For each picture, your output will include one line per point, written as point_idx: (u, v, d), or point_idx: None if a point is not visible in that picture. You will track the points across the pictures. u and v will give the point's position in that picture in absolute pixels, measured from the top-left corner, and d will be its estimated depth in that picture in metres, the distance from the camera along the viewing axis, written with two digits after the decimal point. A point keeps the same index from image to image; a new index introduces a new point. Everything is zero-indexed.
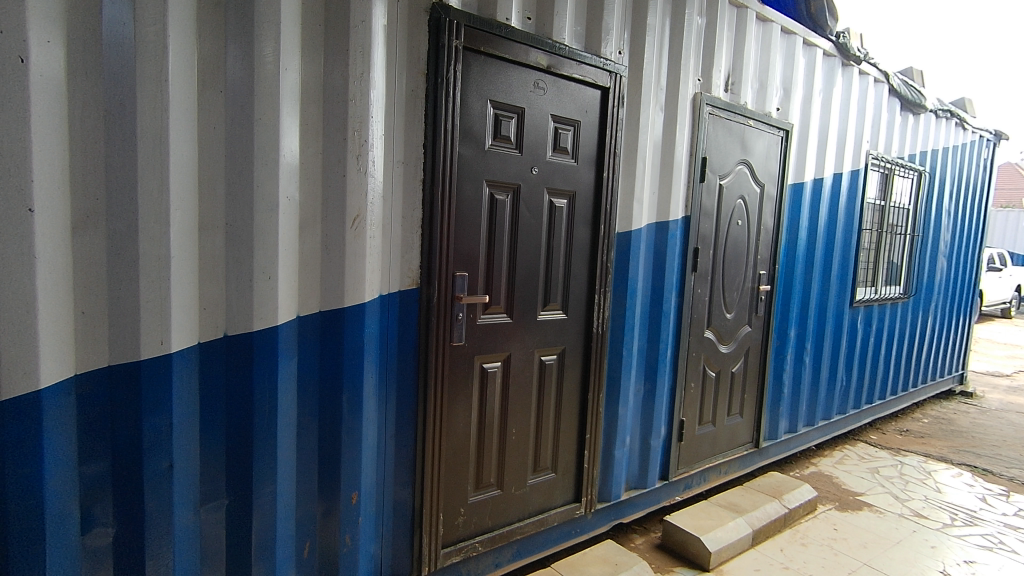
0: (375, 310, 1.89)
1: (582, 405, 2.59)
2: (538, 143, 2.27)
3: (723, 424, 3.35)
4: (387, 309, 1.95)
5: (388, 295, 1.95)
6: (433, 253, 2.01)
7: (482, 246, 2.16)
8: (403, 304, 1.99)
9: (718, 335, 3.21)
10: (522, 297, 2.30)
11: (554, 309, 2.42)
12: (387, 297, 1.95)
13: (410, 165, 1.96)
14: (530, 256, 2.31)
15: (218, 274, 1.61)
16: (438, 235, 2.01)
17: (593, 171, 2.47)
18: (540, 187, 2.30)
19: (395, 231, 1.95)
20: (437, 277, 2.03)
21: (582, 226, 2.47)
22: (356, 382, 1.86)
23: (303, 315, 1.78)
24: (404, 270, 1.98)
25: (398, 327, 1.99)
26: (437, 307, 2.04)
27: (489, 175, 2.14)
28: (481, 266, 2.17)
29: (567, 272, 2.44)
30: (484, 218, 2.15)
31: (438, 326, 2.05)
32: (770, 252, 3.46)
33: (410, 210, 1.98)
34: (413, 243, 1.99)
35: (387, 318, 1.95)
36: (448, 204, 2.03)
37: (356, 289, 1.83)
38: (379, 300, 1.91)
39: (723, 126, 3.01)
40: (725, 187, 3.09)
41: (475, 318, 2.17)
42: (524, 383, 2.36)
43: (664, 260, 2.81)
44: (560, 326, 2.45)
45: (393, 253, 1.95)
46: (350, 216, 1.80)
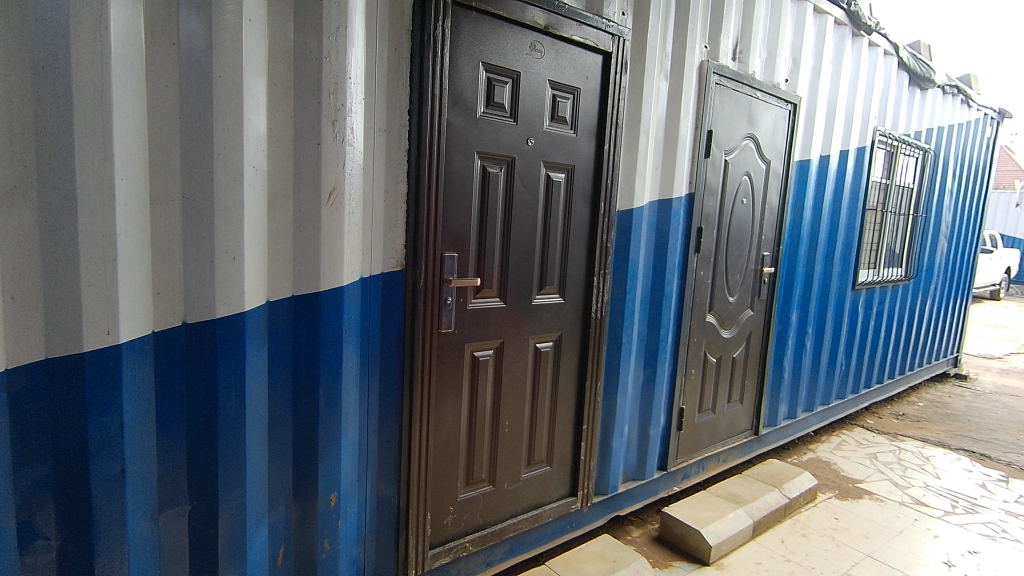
0: (354, 295, 1.71)
1: (579, 394, 2.45)
2: (535, 112, 2.08)
3: (723, 412, 3.23)
4: (368, 294, 1.77)
5: (369, 278, 1.77)
6: (419, 231, 1.82)
7: (472, 225, 1.98)
8: (386, 289, 1.82)
9: (719, 319, 3.07)
10: (516, 280, 2.13)
11: (550, 293, 2.25)
12: (368, 281, 1.77)
13: (393, 133, 1.76)
14: (525, 236, 2.13)
15: (174, 254, 1.42)
16: (425, 212, 1.83)
17: (593, 144, 2.29)
18: (536, 161, 2.11)
19: (377, 207, 1.76)
20: (424, 258, 1.85)
21: (581, 203, 2.29)
22: (334, 374, 1.69)
23: (274, 300, 1.59)
24: (388, 251, 1.80)
25: (380, 314, 1.81)
26: (423, 291, 1.86)
27: (481, 146, 1.95)
28: (472, 246, 1.99)
29: (565, 253, 2.27)
30: (475, 194, 1.97)
31: (425, 312, 1.87)
32: (774, 232, 3.31)
33: (394, 183, 1.79)
34: (397, 220, 1.81)
35: (368, 303, 1.77)
36: (436, 178, 1.84)
37: (333, 272, 1.65)
38: (359, 284, 1.73)
39: (730, 98, 2.83)
40: (731, 163, 2.91)
41: (465, 303, 2.00)
42: (518, 373, 2.21)
43: (667, 241, 2.65)
44: (556, 312, 2.28)
45: (375, 232, 1.77)
46: (326, 190, 1.61)
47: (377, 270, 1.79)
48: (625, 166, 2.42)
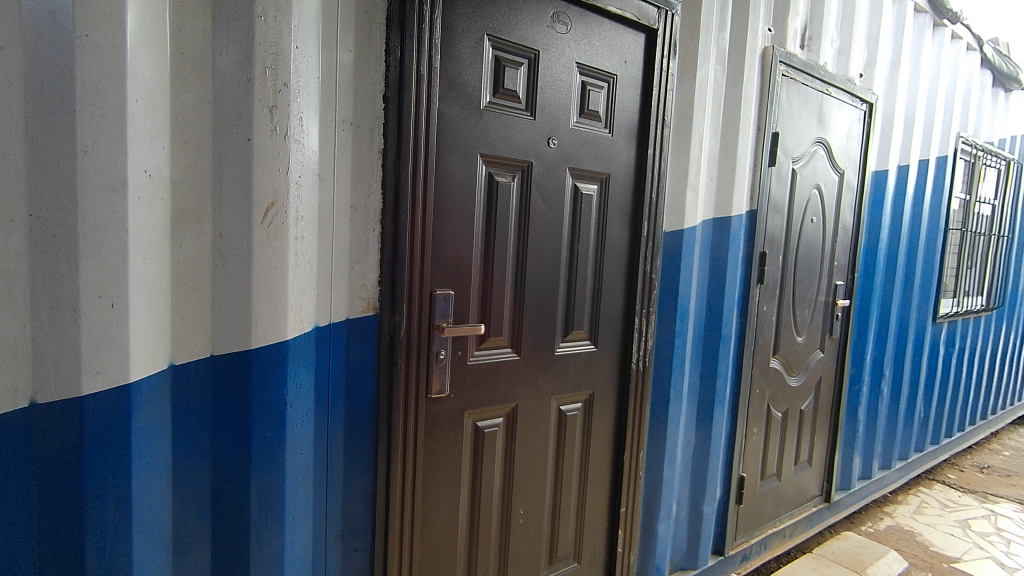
0: (303, 353, 1.21)
1: (615, 467, 1.91)
2: (559, 103, 1.59)
3: (788, 477, 2.67)
4: (324, 350, 1.27)
5: (325, 327, 1.27)
6: (399, 262, 1.33)
7: (475, 254, 1.48)
8: (352, 342, 1.31)
9: (785, 364, 2.52)
10: (533, 324, 1.62)
11: (577, 339, 1.74)
12: (325, 332, 1.27)
13: (363, 128, 1.29)
14: (545, 267, 1.62)
15: (15, 301, 0.91)
16: (408, 236, 1.33)
17: (633, 148, 1.79)
18: (559, 168, 1.61)
19: (339, 229, 1.27)
20: (406, 299, 1.35)
21: (618, 224, 1.78)
22: (273, 466, 1.19)
23: (179, 364, 1.10)
24: (355, 289, 1.31)
25: (344, 376, 1.31)
26: (405, 343, 1.36)
27: (486, 148, 1.47)
28: (473, 282, 1.49)
29: (596, 288, 1.76)
30: (478, 211, 1.47)
31: (409, 371, 1.37)
32: (847, 257, 2.76)
33: (362, 197, 1.30)
34: (368, 247, 1.32)
35: (326, 363, 1.27)
36: (423, 189, 1.35)
37: (273, 319, 1.16)
38: (310, 336, 1.23)
39: (798, 93, 2.31)
40: (798, 174, 2.38)
41: (464, 357, 1.49)
42: (536, 445, 1.68)
43: (725, 270, 2.11)
44: (584, 364, 1.77)
45: (336, 263, 1.28)
46: (259, 205, 1.13)
47: (339, 315, 1.29)
48: (672, 176, 1.91)
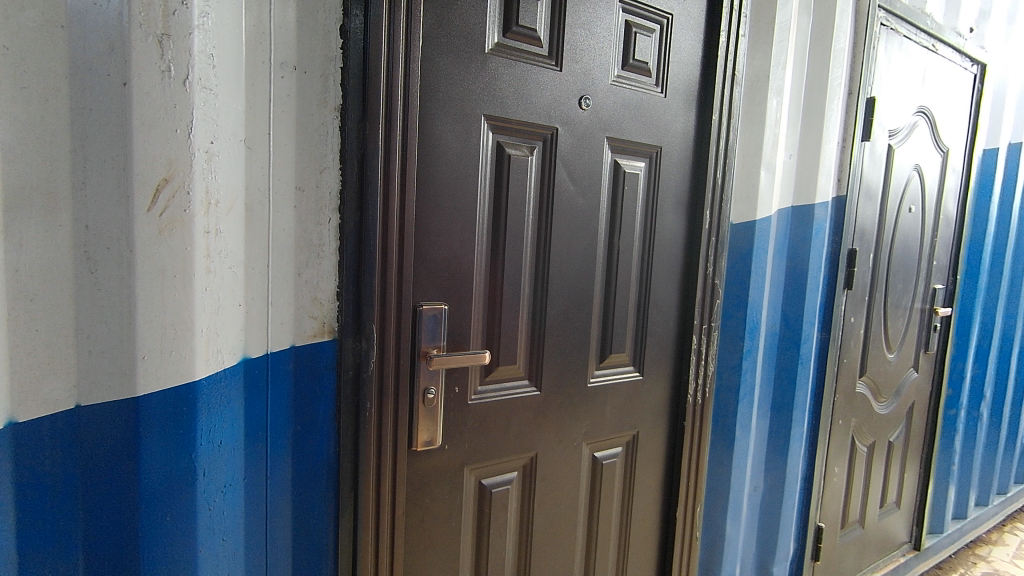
0: (223, 399, 0.85)
1: (664, 525, 1.50)
2: (595, 51, 1.18)
3: (872, 522, 2.19)
4: (257, 393, 0.90)
5: (258, 361, 0.89)
6: (366, 268, 0.94)
7: (478, 256, 1.09)
8: (300, 380, 0.94)
9: (873, 386, 2.05)
10: (559, 347, 1.22)
11: (616, 365, 1.33)
12: (257, 367, 0.89)
13: (314, 75, 0.89)
14: (574, 272, 1.22)
15: None
16: (379, 230, 0.95)
17: (691, 114, 1.36)
18: (594, 138, 1.20)
19: (277, 219, 0.89)
20: (377, 318, 0.96)
21: (672, 214, 1.36)
22: (176, 562, 0.82)
23: (21, 423, 0.70)
24: (303, 305, 0.93)
25: (289, 428, 0.94)
26: (377, 379, 0.98)
27: (494, 109, 1.07)
28: (475, 294, 1.09)
29: (642, 299, 1.35)
30: (482, 197, 1.08)
31: (385, 417, 1.00)
32: (947, 256, 2.26)
33: (312, 174, 0.91)
34: (322, 247, 0.93)
35: (260, 411, 0.90)
36: (399, 165, 0.96)
37: (178, 353, 0.79)
38: (233, 376, 0.86)
39: (899, 49, 1.83)
40: (896, 151, 1.90)
41: (464, 395, 1.10)
42: (562, 504, 1.28)
43: (806, 273, 1.65)
44: (625, 398, 1.36)
45: (273, 269, 0.90)
46: (145, 183, 0.75)
47: (280, 342, 0.91)
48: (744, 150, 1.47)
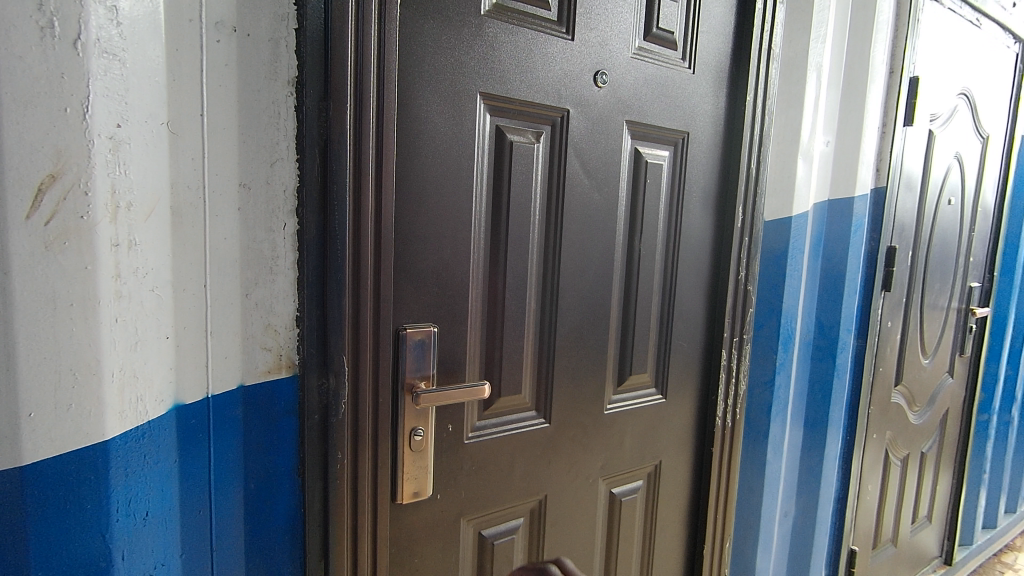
0: (149, 461, 0.65)
1: (689, 563, 1.32)
2: (613, 17, 0.98)
3: (905, 540, 2.02)
4: (195, 449, 0.70)
5: (196, 410, 0.70)
6: (333, 286, 0.75)
7: (474, 266, 0.89)
8: (252, 429, 0.75)
9: (909, 396, 1.87)
10: (572, 371, 1.03)
11: (637, 387, 1.14)
12: (194, 417, 0.70)
13: (258, 40, 0.69)
14: (589, 281, 1.03)
15: None
16: (349, 239, 0.75)
17: (721, 94, 1.17)
18: (612, 122, 1.01)
19: (216, 227, 0.69)
20: (348, 349, 0.77)
21: (700, 210, 1.17)
22: None
23: None
24: (253, 334, 0.73)
25: (240, 490, 0.75)
26: (351, 424, 0.79)
27: (493, 86, 0.87)
28: (471, 313, 0.90)
29: (666, 310, 1.16)
30: (479, 194, 0.88)
31: (363, 469, 0.81)
32: (985, 251, 2.07)
33: (260, 169, 0.71)
34: (276, 260, 0.74)
35: (200, 472, 0.71)
36: (374, 155, 0.76)
37: (81, 410, 0.59)
38: (161, 431, 0.66)
39: (943, 23, 1.63)
40: (937, 137, 1.71)
41: (459, 434, 0.91)
42: (575, 551, 1.10)
43: (846, 275, 1.46)
44: (647, 424, 1.17)
45: (212, 291, 0.70)
46: (21, 181, 0.54)
47: (225, 384, 0.72)
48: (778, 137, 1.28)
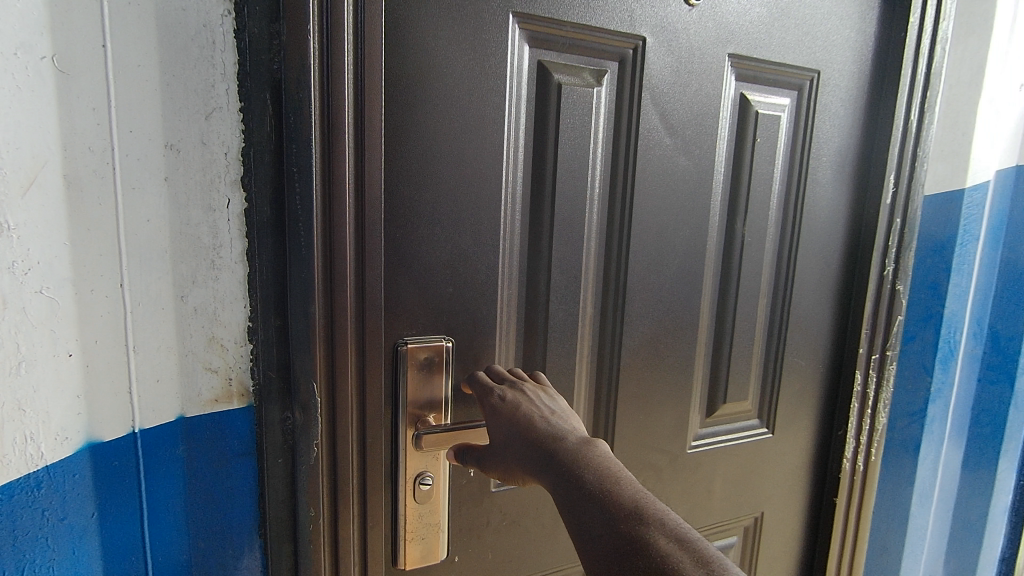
0: (58, 523, 0.46)
1: None
2: None
3: None
4: (122, 500, 0.51)
5: (120, 449, 0.50)
6: (296, 289, 0.54)
7: (506, 257, 0.65)
8: (198, 475, 0.56)
9: None
10: (642, 398, 0.77)
11: (735, 418, 0.86)
12: (118, 458, 0.50)
13: None
14: (670, 278, 0.75)
15: None
16: (317, 223, 0.53)
17: (869, 17, 0.84)
18: (709, 56, 0.72)
19: (133, 205, 0.49)
20: (321, 374, 0.56)
21: (831, 181, 0.85)
22: None
23: None
24: (192, 350, 0.53)
25: (184, 553, 0.56)
26: (329, 471, 0.59)
27: (536, 4, 0.61)
28: (500, 321, 0.66)
29: (776, 317, 0.86)
30: (513, 158, 0.64)
31: (347, 529, 0.60)
32: None
33: (191, 123, 0.50)
34: (218, 250, 0.53)
35: (132, 532, 0.52)
36: (350, 104, 0.54)
37: None
38: (75, 479, 0.46)
39: None
40: None
41: (484, 479, 0.69)
42: None
43: None
44: (745, 467, 0.89)
45: (135, 292, 0.50)
46: None
47: (160, 415, 0.52)
48: (960, 64, 0.86)
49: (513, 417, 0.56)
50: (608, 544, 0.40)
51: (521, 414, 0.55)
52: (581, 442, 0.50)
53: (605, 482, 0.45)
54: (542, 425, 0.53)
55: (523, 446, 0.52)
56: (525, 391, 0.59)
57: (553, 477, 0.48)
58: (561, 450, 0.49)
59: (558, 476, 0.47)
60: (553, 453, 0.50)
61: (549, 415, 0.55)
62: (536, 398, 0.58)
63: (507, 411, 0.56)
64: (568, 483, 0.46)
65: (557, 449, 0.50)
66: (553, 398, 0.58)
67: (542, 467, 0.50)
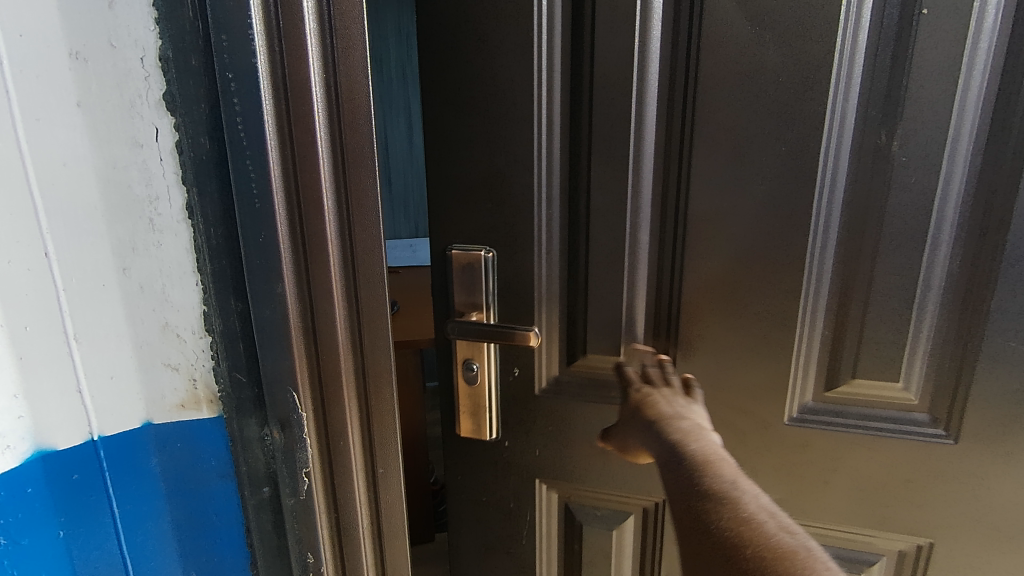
0: (17, 543, 0.48)
1: None
2: None
3: None
4: (90, 518, 0.53)
5: (78, 461, 0.50)
6: (251, 253, 0.50)
7: (543, 175, 0.67)
8: (176, 491, 0.57)
9: None
10: (715, 344, 0.67)
11: (881, 404, 0.64)
12: (78, 472, 0.51)
13: None
14: (755, 208, 0.62)
15: None
16: (280, 195, 0.49)
17: None
18: None
19: (43, 144, 0.45)
20: (300, 372, 0.54)
21: None
22: None
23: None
24: (146, 335, 0.52)
25: (170, 558, 0.58)
26: (321, 459, 0.57)
27: None
28: (539, 239, 0.69)
29: (971, 277, 0.59)
30: (548, 76, 0.64)
31: (354, 530, 0.61)
32: None
33: (97, 22, 0.45)
34: (156, 203, 0.49)
35: (109, 547, 0.55)
36: (316, 54, 0.48)
37: None
38: (28, 493, 0.48)
39: None
40: None
41: (529, 382, 0.75)
42: None
43: None
44: (898, 473, 0.65)
45: (65, 263, 0.47)
46: None
47: (119, 415, 0.52)
48: None
49: (644, 402, 0.63)
50: (695, 504, 0.47)
51: (651, 402, 0.62)
52: (697, 431, 0.57)
53: (702, 467, 0.51)
54: (666, 410, 0.60)
55: (646, 418, 0.61)
56: (659, 386, 0.65)
57: (666, 452, 0.55)
58: (676, 431, 0.56)
59: (668, 452, 0.55)
60: (667, 431, 0.57)
61: (675, 405, 0.61)
62: (669, 395, 0.63)
63: (640, 399, 0.63)
64: (676, 454, 0.54)
65: (673, 427, 0.57)
66: (690, 401, 0.63)
67: (657, 441, 0.57)
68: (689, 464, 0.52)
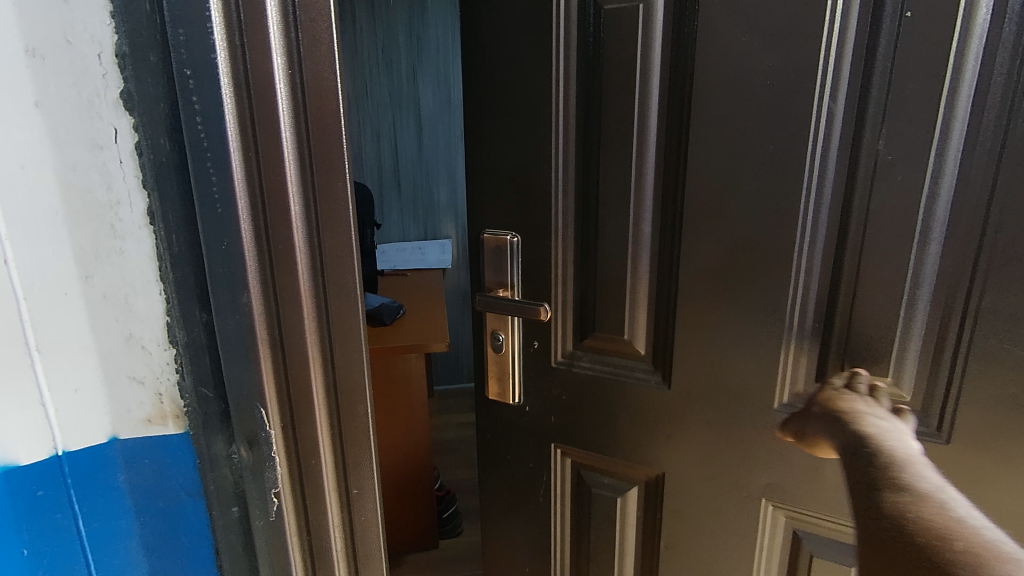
0: None
1: None
2: None
3: None
4: (58, 540, 0.44)
5: (41, 476, 0.42)
6: (214, 259, 0.42)
7: (560, 171, 0.76)
8: (150, 519, 0.47)
9: None
10: (710, 330, 0.72)
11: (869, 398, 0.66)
12: (43, 488, 0.42)
13: None
14: (746, 204, 0.66)
15: None
16: (245, 199, 0.41)
17: None
18: None
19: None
20: (272, 393, 0.45)
21: None
22: None
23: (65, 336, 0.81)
24: (110, 354, 0.43)
25: None
26: (298, 486, 0.48)
27: None
28: (555, 227, 0.78)
29: (959, 276, 0.59)
30: (564, 83, 0.73)
31: (330, 569, 0.52)
32: None
33: (51, 10, 0.37)
34: (119, 206, 0.41)
35: None
36: (278, 40, 0.41)
37: None
38: None
39: None
40: None
41: (547, 354, 0.84)
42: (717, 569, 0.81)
43: None
44: None
45: (25, 269, 0.39)
46: None
47: (86, 436, 0.44)
48: None
49: (823, 404, 0.63)
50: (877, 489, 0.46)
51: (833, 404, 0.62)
52: (886, 431, 0.55)
53: (890, 462, 0.49)
54: (847, 410, 0.60)
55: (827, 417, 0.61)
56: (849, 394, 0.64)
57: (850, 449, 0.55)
58: (862, 429, 0.56)
59: (853, 449, 0.54)
60: (851, 428, 0.57)
61: (863, 409, 0.60)
62: (856, 400, 0.62)
63: (823, 401, 0.63)
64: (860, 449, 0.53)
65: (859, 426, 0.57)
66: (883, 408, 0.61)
67: (842, 437, 0.57)
68: (875, 457, 0.51)
